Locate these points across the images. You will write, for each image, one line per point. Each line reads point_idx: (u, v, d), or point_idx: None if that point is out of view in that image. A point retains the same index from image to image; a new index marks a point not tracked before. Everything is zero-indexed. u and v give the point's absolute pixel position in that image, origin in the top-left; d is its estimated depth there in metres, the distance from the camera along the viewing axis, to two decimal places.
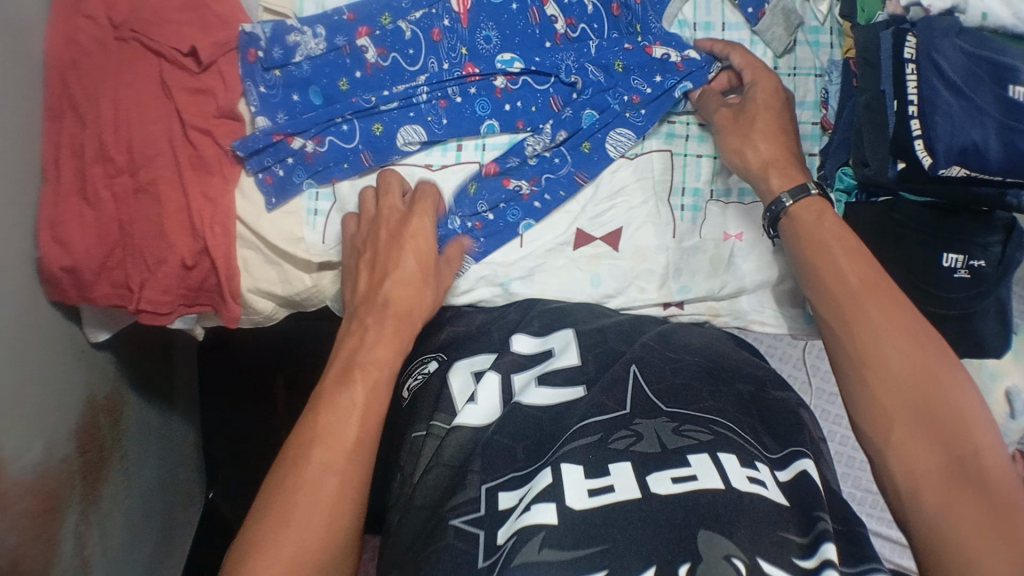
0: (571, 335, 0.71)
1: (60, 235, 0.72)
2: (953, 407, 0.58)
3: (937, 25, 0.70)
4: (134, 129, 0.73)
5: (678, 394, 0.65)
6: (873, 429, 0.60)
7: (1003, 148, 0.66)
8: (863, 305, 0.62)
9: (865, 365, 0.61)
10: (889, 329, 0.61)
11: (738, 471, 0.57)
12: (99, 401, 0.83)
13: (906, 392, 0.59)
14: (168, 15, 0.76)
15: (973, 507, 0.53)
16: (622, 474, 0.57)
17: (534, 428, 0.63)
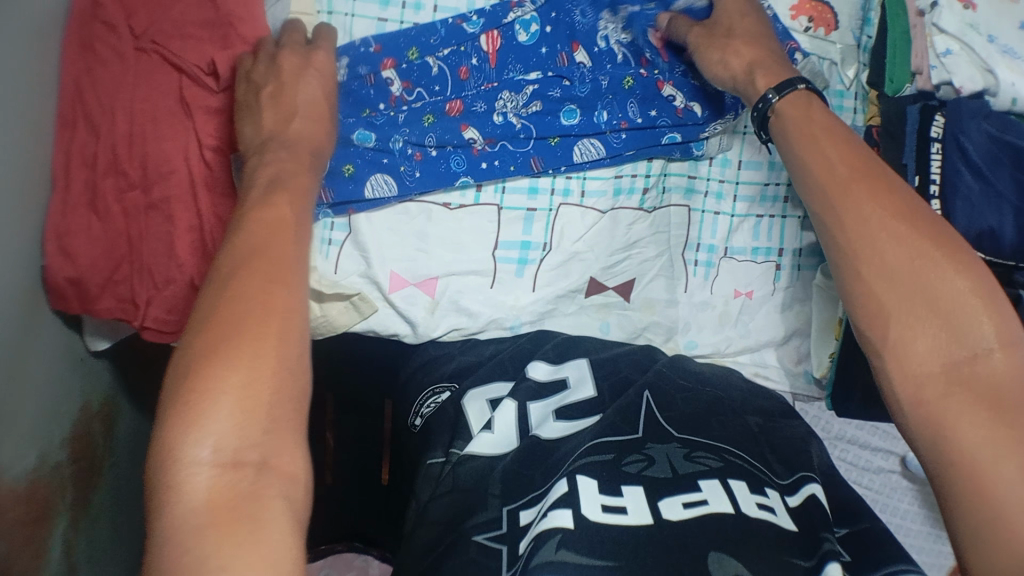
0: (586, 366, 0.71)
1: (66, 246, 0.71)
2: (944, 289, 0.53)
3: (968, 105, 0.71)
4: (148, 145, 0.73)
5: (687, 422, 0.66)
6: (867, 322, 0.55)
7: (1019, 232, 0.68)
8: (850, 193, 0.57)
9: (859, 253, 0.56)
10: (886, 216, 0.55)
11: (748, 498, 0.58)
12: (94, 408, 0.82)
13: (903, 286, 0.54)
14: (188, 29, 0.73)
15: (977, 418, 0.49)
16: (635, 498, 0.57)
17: (545, 455, 0.63)
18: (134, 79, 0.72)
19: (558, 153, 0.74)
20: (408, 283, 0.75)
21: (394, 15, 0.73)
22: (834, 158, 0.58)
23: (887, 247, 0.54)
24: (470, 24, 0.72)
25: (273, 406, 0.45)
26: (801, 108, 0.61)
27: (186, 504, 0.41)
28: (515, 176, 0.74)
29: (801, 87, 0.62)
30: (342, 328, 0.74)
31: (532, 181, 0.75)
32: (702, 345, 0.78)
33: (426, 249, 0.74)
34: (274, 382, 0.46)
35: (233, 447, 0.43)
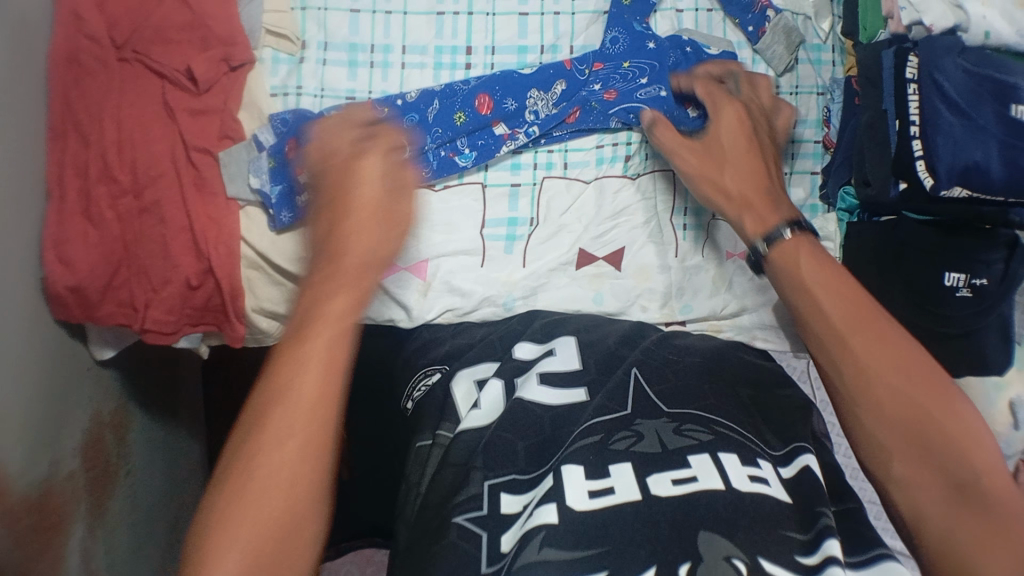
0: (574, 342, 0.71)
1: (64, 256, 0.70)
2: (946, 423, 0.55)
3: (941, 43, 0.70)
4: (138, 150, 0.72)
5: (679, 394, 0.66)
6: (873, 461, 0.58)
7: (1005, 167, 0.67)
8: (850, 341, 0.58)
9: (863, 393, 0.57)
10: (886, 373, 0.57)
11: (739, 471, 0.58)
12: (104, 416, 0.82)
13: (901, 430, 0.56)
14: (168, 34, 0.73)
15: (974, 536, 0.52)
16: (622, 475, 0.58)
17: (535, 425, 0.64)
18: (120, 86, 0.72)
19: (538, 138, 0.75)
20: (401, 270, 0.75)
21: (367, 6, 0.76)
22: (835, 318, 0.59)
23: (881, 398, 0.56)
24: (462, 156, 0.75)
25: (290, 516, 0.48)
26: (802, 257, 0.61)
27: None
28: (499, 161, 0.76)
29: (787, 235, 0.61)
30: None
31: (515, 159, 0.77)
32: (698, 310, 0.77)
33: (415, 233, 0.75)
34: (298, 510, 0.49)
35: None
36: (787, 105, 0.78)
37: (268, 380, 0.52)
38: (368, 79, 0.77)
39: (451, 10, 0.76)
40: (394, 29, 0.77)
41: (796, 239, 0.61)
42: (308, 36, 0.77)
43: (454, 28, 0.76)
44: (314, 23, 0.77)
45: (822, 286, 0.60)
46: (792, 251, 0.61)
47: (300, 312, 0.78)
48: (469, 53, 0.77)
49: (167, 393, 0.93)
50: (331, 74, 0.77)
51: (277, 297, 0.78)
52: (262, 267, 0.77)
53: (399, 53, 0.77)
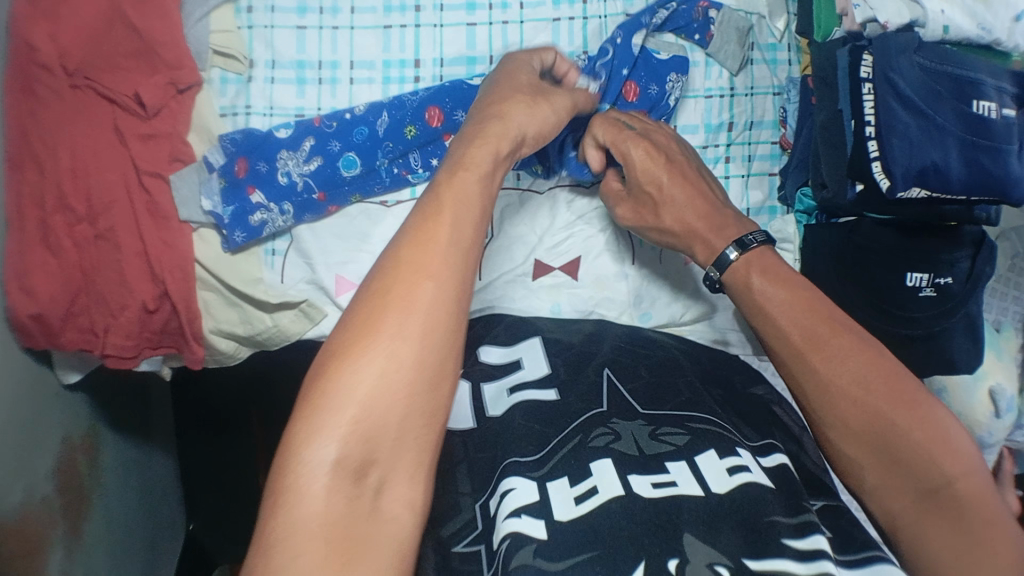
0: (539, 343, 0.71)
1: (26, 286, 0.68)
2: (913, 428, 0.53)
3: (895, 41, 0.69)
4: (91, 176, 0.71)
5: (653, 395, 0.66)
6: (844, 470, 0.56)
7: (966, 166, 0.66)
8: (809, 356, 0.56)
9: (827, 401, 0.55)
10: (846, 382, 0.55)
11: (717, 469, 0.57)
12: (76, 439, 0.82)
13: (868, 439, 0.54)
14: (116, 61, 0.73)
15: (949, 539, 0.51)
16: (605, 473, 0.57)
17: (497, 444, 0.63)
18: (72, 115, 0.71)
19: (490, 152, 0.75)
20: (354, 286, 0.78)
21: (314, 22, 0.76)
22: (793, 335, 0.57)
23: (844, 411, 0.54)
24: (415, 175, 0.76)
25: (411, 397, 0.43)
26: (744, 278, 0.60)
27: (294, 527, 0.39)
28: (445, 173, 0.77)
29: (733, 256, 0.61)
30: (294, 335, 0.78)
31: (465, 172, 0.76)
32: (657, 317, 0.77)
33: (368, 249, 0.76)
34: (420, 396, 0.43)
35: (358, 453, 0.41)
36: (743, 107, 0.77)
37: (380, 282, 0.45)
38: (317, 96, 0.77)
39: (399, 23, 0.76)
40: (342, 45, 0.76)
41: (745, 259, 0.61)
42: (256, 55, 0.76)
43: (402, 41, 0.76)
44: (262, 42, 0.76)
45: (772, 296, 0.59)
46: (742, 268, 0.61)
47: (259, 332, 0.77)
48: (417, 66, 0.76)
49: (134, 414, 0.93)
50: (280, 93, 0.77)
51: (234, 319, 0.77)
52: (219, 289, 0.77)
53: (347, 68, 0.77)
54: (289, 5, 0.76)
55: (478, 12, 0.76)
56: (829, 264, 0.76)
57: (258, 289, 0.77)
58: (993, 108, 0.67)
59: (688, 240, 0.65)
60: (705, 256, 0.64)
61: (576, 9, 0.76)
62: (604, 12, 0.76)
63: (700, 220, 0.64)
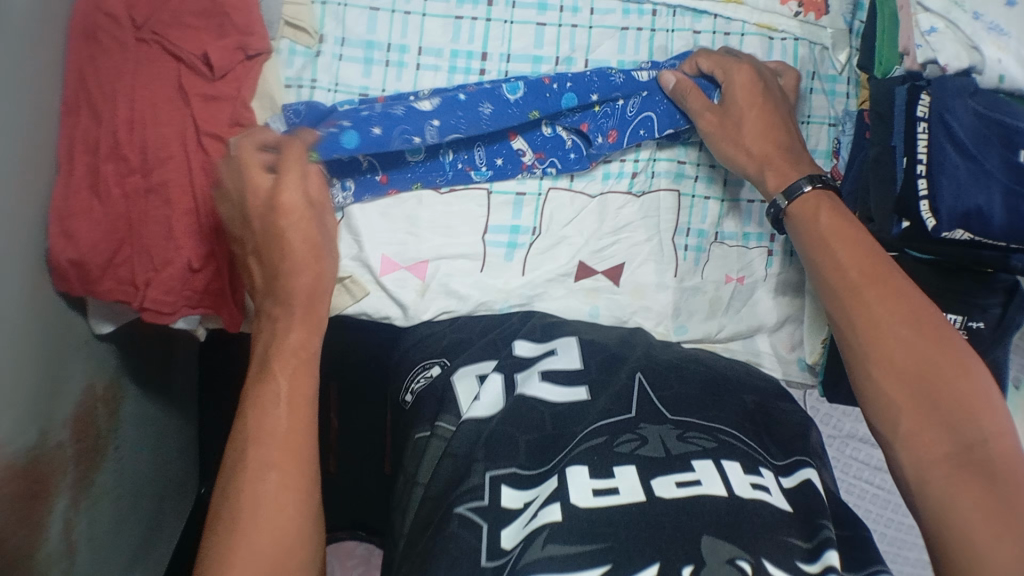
0: (574, 341, 0.72)
1: (68, 228, 0.70)
2: (959, 381, 0.57)
3: (953, 84, 0.71)
4: (148, 130, 0.71)
5: (684, 402, 0.66)
6: (882, 422, 0.58)
7: (1008, 212, 0.68)
8: (867, 296, 0.61)
9: (878, 341, 0.59)
10: (894, 329, 0.59)
11: (741, 479, 0.58)
12: (98, 390, 0.83)
13: (910, 379, 0.57)
14: (185, 19, 0.73)
15: (974, 492, 0.52)
16: (627, 477, 0.58)
17: (528, 416, 0.64)
18: (135, 67, 0.71)
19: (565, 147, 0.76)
20: (398, 267, 0.75)
21: (386, 5, 0.77)
22: (854, 273, 0.62)
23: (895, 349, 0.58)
24: (479, 172, 0.76)
25: None
26: (812, 216, 0.65)
27: None
28: (506, 175, 0.76)
29: (806, 187, 0.66)
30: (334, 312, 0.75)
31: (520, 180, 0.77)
32: (694, 330, 0.79)
33: (417, 233, 0.76)
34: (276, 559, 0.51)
35: None
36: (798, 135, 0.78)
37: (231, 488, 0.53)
38: (382, 77, 0.77)
39: (469, 15, 0.77)
40: (411, 30, 0.77)
41: (817, 196, 0.66)
42: (326, 30, 0.77)
43: (471, 33, 0.77)
44: (333, 18, 0.77)
45: (836, 238, 0.64)
46: (813, 204, 0.66)
47: None
48: (484, 60, 0.77)
49: (157, 371, 0.93)
50: (345, 71, 0.77)
51: None
52: None
53: (414, 53, 0.77)
54: None
55: (548, 12, 0.77)
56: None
57: None
58: None
59: (758, 176, 0.69)
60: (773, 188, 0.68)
61: (644, 20, 0.77)
62: (672, 26, 0.77)
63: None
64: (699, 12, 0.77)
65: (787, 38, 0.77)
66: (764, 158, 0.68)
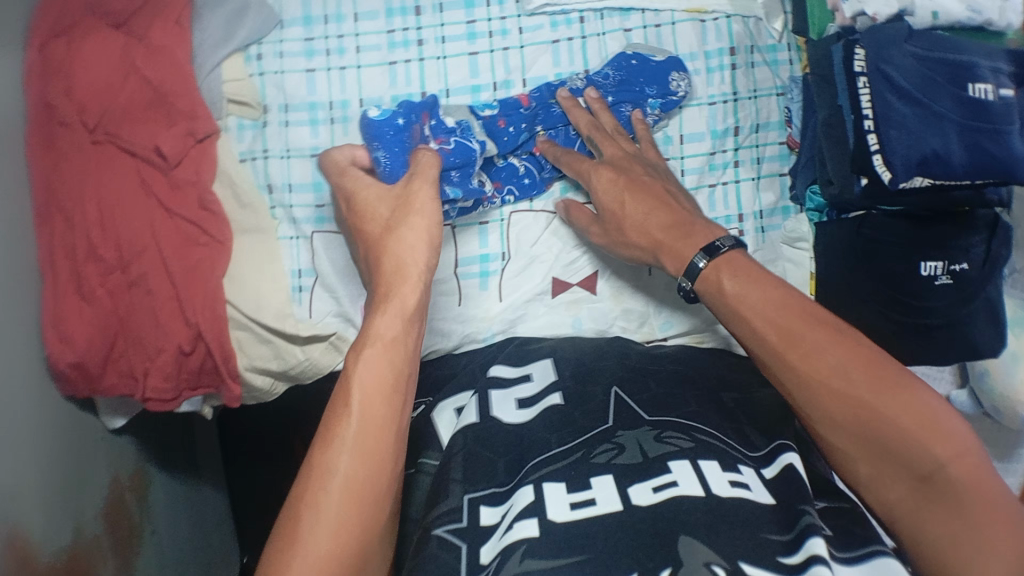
0: (549, 363, 0.74)
1: (63, 333, 0.73)
2: (916, 418, 0.56)
3: (885, 33, 0.69)
4: (120, 225, 0.73)
5: (658, 403, 0.67)
6: (842, 465, 0.60)
7: (967, 151, 0.66)
8: (789, 359, 0.60)
9: (808, 388, 0.59)
10: (826, 376, 0.58)
11: (719, 477, 0.59)
12: (123, 480, 0.85)
13: (856, 429, 0.58)
14: (135, 113, 0.74)
15: (942, 523, 0.55)
16: (604, 487, 0.59)
17: (517, 446, 0.65)
18: (96, 169, 0.74)
19: (521, 174, 0.76)
20: None
21: (322, 64, 0.77)
22: (768, 336, 0.61)
23: (828, 406, 0.58)
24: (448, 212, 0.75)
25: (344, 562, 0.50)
26: (737, 283, 0.62)
27: None
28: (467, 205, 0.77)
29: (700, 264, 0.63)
30: (328, 368, 0.80)
31: None
32: (676, 324, 0.79)
33: None
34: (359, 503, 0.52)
35: None
36: (748, 111, 0.78)
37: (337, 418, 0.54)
38: (329, 135, 0.77)
39: (403, 58, 0.77)
40: (350, 84, 0.77)
41: (715, 265, 0.63)
42: (268, 100, 0.78)
43: (407, 76, 0.77)
44: (273, 87, 0.78)
45: (740, 298, 0.62)
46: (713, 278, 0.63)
47: (292, 366, 0.79)
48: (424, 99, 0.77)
49: (181, 451, 0.96)
50: (294, 134, 0.78)
51: (267, 354, 0.78)
52: (251, 327, 0.77)
53: (357, 106, 0.77)
54: (296, 49, 0.77)
55: (479, 40, 0.77)
56: (839, 259, 0.77)
57: (287, 323, 0.77)
58: (990, 89, 0.66)
59: (653, 251, 0.67)
60: (676, 268, 0.66)
61: (573, 29, 0.77)
62: (602, 29, 0.77)
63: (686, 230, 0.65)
64: (627, 10, 0.77)
65: (718, 17, 0.77)
66: (658, 245, 0.66)
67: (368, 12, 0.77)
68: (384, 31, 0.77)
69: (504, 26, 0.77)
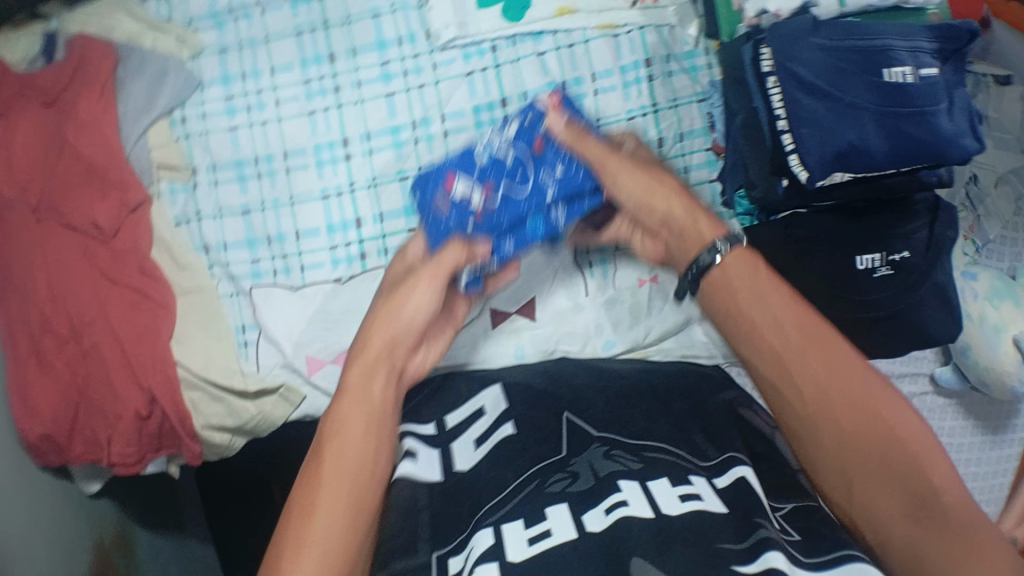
0: (500, 390, 0.72)
1: (28, 404, 0.73)
2: (882, 417, 0.50)
3: (789, 28, 0.67)
4: (68, 298, 0.74)
5: (608, 424, 0.67)
6: (825, 472, 0.51)
7: (886, 139, 0.64)
8: (766, 333, 0.54)
9: (786, 374, 0.52)
10: (792, 360, 0.52)
11: (668, 494, 0.58)
12: (107, 541, 0.87)
13: (851, 422, 0.50)
14: (70, 186, 0.75)
15: (935, 544, 0.46)
16: (559, 517, 0.58)
17: (462, 494, 0.64)
18: (40, 245, 0.74)
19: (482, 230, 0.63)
20: (324, 362, 0.77)
21: (244, 120, 0.78)
22: (745, 308, 0.55)
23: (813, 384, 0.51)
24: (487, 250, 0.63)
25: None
26: (748, 278, 0.55)
27: None
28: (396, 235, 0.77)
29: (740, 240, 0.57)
30: (280, 420, 0.79)
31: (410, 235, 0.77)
32: (619, 340, 0.79)
33: (334, 326, 0.77)
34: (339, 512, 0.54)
35: None
36: (670, 120, 0.76)
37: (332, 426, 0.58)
38: (258, 190, 0.78)
39: (321, 107, 0.77)
40: (273, 138, 0.78)
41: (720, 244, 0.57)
42: (195, 161, 0.79)
43: (327, 124, 0.77)
44: (200, 148, 0.79)
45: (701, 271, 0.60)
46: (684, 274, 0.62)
47: (245, 421, 0.78)
48: (346, 145, 0.77)
49: (165, 505, 0.97)
50: (224, 193, 0.79)
51: (221, 411, 0.78)
52: (203, 386, 0.77)
53: (281, 159, 0.78)
54: (218, 108, 0.78)
55: (394, 81, 0.77)
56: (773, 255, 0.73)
57: (237, 378, 0.77)
58: (908, 71, 0.64)
59: None
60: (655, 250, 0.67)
61: (486, 60, 0.76)
62: (516, 56, 0.76)
63: (693, 224, 0.59)
64: (538, 34, 0.76)
65: (631, 30, 0.76)
66: None
67: (284, 64, 0.78)
68: (301, 82, 0.78)
69: (417, 64, 0.76)
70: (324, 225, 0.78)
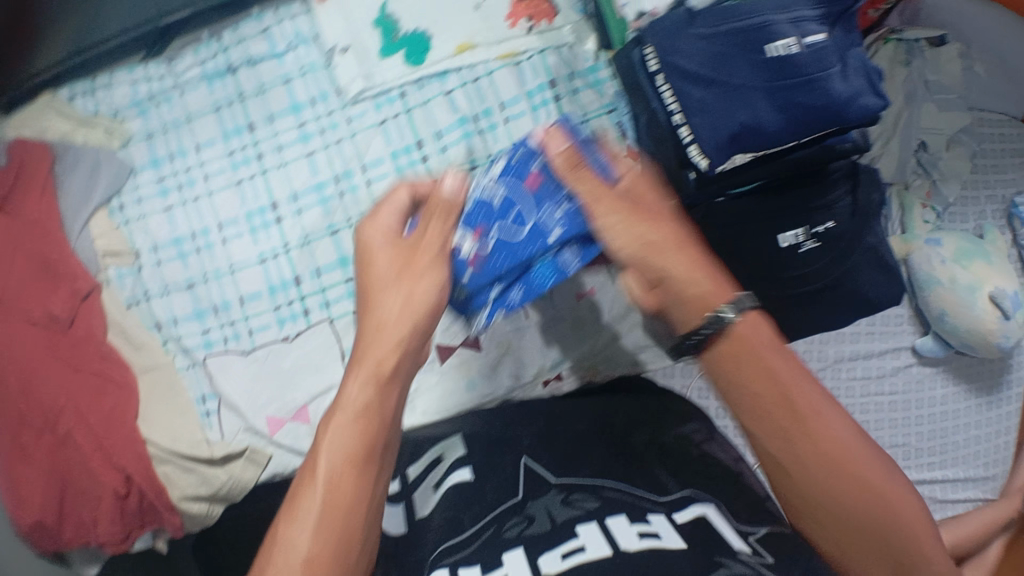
0: (459, 439, 0.72)
1: (17, 495, 0.72)
2: (869, 489, 0.49)
3: (670, 23, 0.71)
4: (38, 389, 0.75)
5: (564, 465, 0.68)
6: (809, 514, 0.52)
7: (778, 112, 0.66)
8: (740, 386, 0.51)
9: (764, 417, 0.51)
10: (766, 400, 0.50)
11: (626, 531, 0.57)
12: None
13: (828, 478, 0.50)
14: (28, 285, 0.77)
15: None
16: (515, 560, 0.57)
17: (421, 540, 0.65)
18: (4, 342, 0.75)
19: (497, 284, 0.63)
20: (285, 421, 0.79)
21: (177, 198, 0.81)
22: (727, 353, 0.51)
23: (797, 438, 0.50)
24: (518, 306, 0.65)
25: None
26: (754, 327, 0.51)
27: None
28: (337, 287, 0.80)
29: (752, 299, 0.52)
30: (250, 485, 0.78)
31: (350, 284, 0.80)
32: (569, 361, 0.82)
33: (290, 383, 0.79)
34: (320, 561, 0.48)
35: None
36: None
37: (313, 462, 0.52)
38: (199, 264, 0.81)
39: (247, 175, 0.81)
40: (206, 211, 0.81)
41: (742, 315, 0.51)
42: (138, 245, 0.81)
43: (255, 190, 0.81)
44: (140, 232, 0.81)
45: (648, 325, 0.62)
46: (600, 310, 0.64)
47: (217, 487, 0.77)
48: (275, 208, 0.81)
49: None
50: (168, 271, 0.81)
51: (194, 480, 0.77)
52: (175, 458, 0.78)
53: (217, 231, 0.81)
54: (152, 192, 0.81)
55: (313, 139, 0.81)
56: None
57: (204, 447, 0.78)
58: (791, 43, 0.65)
59: None
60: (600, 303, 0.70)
61: (396, 106, 0.81)
62: (424, 97, 0.81)
63: (695, 278, 0.53)
64: (443, 73, 0.82)
65: (531, 55, 0.83)
66: None
67: (208, 140, 0.82)
68: (226, 154, 0.81)
69: (332, 120, 0.81)
70: (266, 288, 0.81)
